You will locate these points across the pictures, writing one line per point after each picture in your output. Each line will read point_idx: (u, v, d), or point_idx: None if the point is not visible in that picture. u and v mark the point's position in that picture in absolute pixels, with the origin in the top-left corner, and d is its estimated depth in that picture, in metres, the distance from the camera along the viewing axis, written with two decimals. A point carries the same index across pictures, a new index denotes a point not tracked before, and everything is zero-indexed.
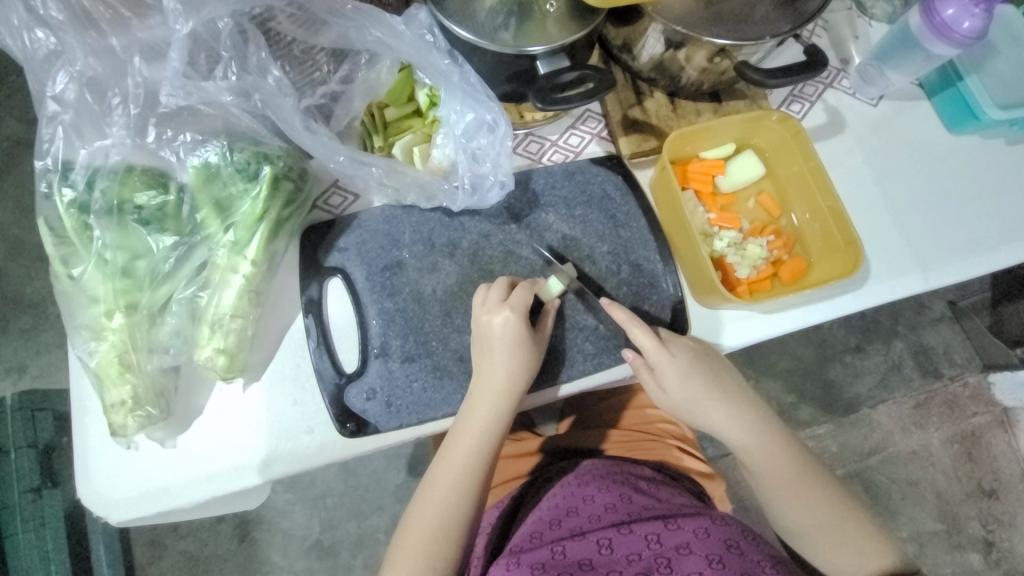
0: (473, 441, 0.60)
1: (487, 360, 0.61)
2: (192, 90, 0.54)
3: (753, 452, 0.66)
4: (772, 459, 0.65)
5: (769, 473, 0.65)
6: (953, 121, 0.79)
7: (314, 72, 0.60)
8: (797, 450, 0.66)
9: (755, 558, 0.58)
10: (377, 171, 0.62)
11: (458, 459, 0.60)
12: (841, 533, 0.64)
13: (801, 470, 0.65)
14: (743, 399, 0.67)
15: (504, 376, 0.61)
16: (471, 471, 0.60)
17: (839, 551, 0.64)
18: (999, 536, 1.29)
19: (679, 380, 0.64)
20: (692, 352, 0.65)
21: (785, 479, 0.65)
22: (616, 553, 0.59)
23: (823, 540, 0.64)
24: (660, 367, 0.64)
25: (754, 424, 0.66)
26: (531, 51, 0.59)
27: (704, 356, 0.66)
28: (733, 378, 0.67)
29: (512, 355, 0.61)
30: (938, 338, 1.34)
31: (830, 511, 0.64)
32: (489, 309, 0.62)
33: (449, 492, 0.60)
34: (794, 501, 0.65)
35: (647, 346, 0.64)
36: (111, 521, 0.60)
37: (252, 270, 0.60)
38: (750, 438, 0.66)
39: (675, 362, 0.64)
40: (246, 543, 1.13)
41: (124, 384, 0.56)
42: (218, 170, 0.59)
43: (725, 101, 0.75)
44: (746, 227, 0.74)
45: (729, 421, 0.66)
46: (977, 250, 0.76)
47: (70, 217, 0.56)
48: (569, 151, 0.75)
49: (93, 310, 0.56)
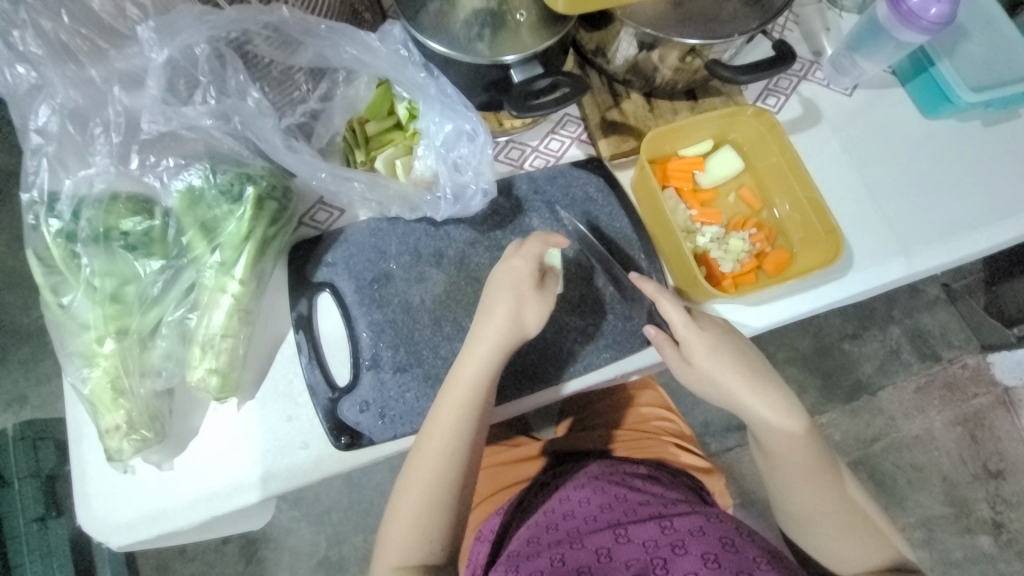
0: (423, 511, 0.59)
1: (435, 413, 0.60)
2: (173, 115, 0.55)
3: (773, 435, 0.64)
4: (787, 444, 0.64)
5: (784, 456, 0.65)
6: (928, 106, 0.80)
7: (294, 92, 0.62)
8: (816, 437, 0.65)
9: (751, 555, 0.58)
10: (359, 186, 0.63)
11: (408, 528, 0.58)
12: (844, 522, 0.64)
13: (815, 459, 0.65)
14: (767, 379, 0.66)
15: (450, 430, 0.59)
16: (425, 532, 0.58)
17: (840, 540, 0.64)
18: (1007, 517, 1.29)
19: (710, 353, 0.64)
20: (720, 329, 0.65)
21: (798, 464, 0.64)
22: (616, 560, 0.58)
23: (826, 529, 0.64)
24: (687, 338, 0.64)
25: (780, 407, 0.65)
26: (505, 60, 0.60)
27: (731, 335, 0.66)
28: (762, 361, 0.67)
29: (460, 405, 0.59)
30: (934, 321, 1.35)
31: (836, 499, 0.64)
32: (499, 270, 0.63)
33: (411, 523, 0.59)
34: (803, 487, 0.64)
35: (676, 321, 0.64)
36: (111, 546, 0.60)
37: (240, 289, 0.60)
38: (771, 422, 0.64)
39: (704, 337, 0.64)
40: (253, 563, 1.13)
41: (118, 409, 0.57)
42: (202, 193, 0.60)
43: (701, 99, 0.76)
44: (727, 221, 0.75)
45: (759, 399, 0.65)
46: (958, 234, 0.77)
47: (58, 247, 0.57)
48: (550, 155, 0.76)
49: (84, 337, 0.57)
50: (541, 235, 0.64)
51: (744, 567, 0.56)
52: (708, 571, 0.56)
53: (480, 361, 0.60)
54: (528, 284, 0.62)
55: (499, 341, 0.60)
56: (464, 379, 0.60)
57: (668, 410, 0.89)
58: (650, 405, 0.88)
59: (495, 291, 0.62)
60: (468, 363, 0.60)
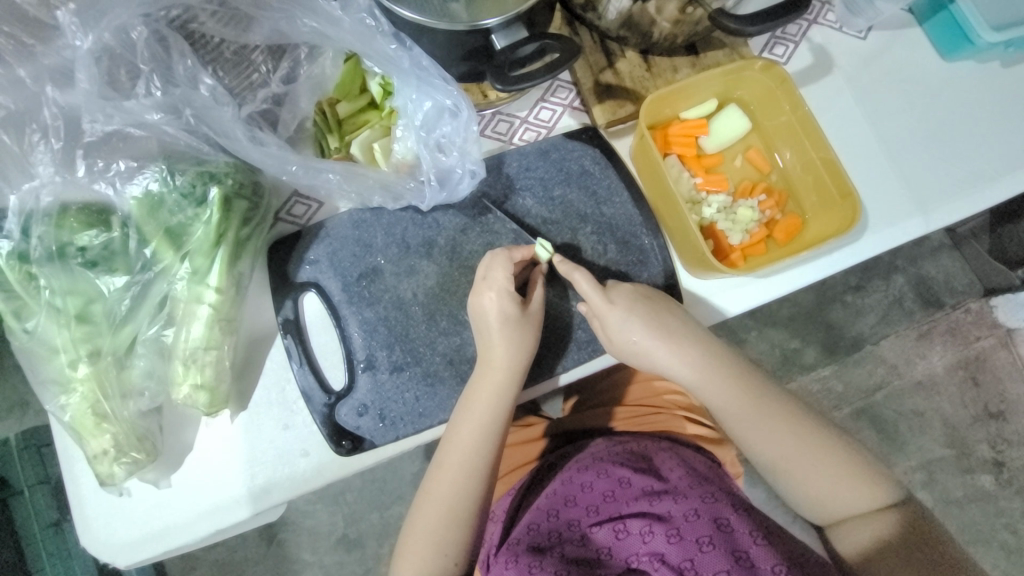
0: (444, 524, 0.58)
1: (456, 422, 0.60)
2: (115, 112, 0.49)
3: (707, 391, 0.62)
4: (720, 393, 0.62)
5: (732, 410, 0.62)
6: (946, 47, 0.73)
7: (252, 74, 0.55)
8: (753, 376, 0.63)
9: (745, 530, 0.58)
10: (334, 177, 0.58)
11: (424, 544, 0.58)
12: (823, 469, 0.61)
13: (763, 404, 0.62)
14: (690, 334, 0.62)
15: (472, 442, 0.59)
16: (440, 550, 0.58)
17: (820, 488, 0.61)
18: (1009, 456, 1.31)
19: (622, 330, 0.61)
20: (636, 297, 0.62)
21: (749, 415, 0.62)
22: (617, 558, 0.59)
23: (805, 479, 0.61)
24: (608, 314, 0.61)
25: (705, 359, 0.62)
26: (486, 24, 0.53)
27: (648, 298, 0.62)
28: (680, 317, 0.62)
29: (483, 425, 0.59)
30: (937, 267, 1.32)
31: (804, 445, 0.61)
32: (476, 289, 0.60)
33: (436, 534, 0.58)
34: (761, 435, 0.62)
35: (593, 297, 0.61)
36: (118, 565, 0.60)
37: (218, 297, 0.56)
38: (699, 375, 0.62)
39: (618, 309, 0.61)
40: (273, 545, 1.15)
41: (103, 434, 0.54)
42: (162, 198, 0.54)
43: (703, 53, 0.69)
44: (734, 188, 0.70)
45: (682, 357, 0.62)
46: (977, 185, 0.73)
47: (11, 269, 0.52)
48: (541, 127, 0.70)
49: (56, 363, 0.53)
50: (506, 251, 0.60)
51: (739, 548, 0.56)
52: (704, 556, 0.56)
53: (503, 378, 0.59)
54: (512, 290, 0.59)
55: (515, 344, 0.59)
56: (484, 397, 0.59)
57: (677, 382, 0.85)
58: (660, 380, 0.84)
59: (486, 311, 0.59)
60: (487, 380, 0.59)
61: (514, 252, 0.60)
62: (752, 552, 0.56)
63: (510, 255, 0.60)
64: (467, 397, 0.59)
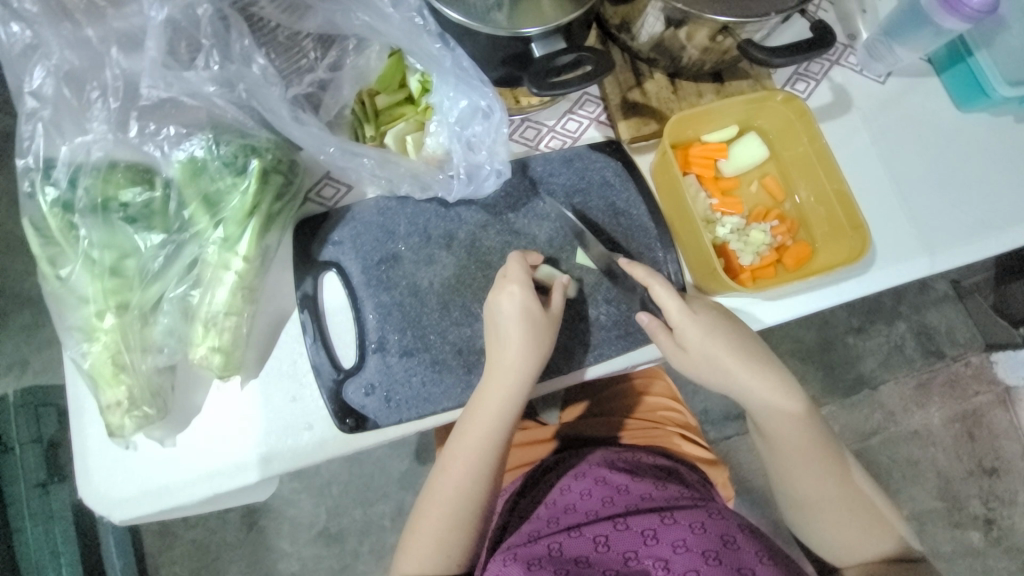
0: (444, 530, 0.59)
1: (464, 428, 0.60)
2: (173, 81, 0.52)
3: (776, 423, 0.62)
4: (789, 427, 0.62)
5: (788, 448, 0.63)
6: (962, 99, 0.76)
7: (301, 60, 0.58)
8: (818, 418, 0.64)
9: (751, 550, 0.58)
10: (369, 162, 0.60)
11: (430, 543, 0.59)
12: (849, 515, 0.63)
13: (820, 445, 0.63)
14: (768, 365, 0.63)
15: (478, 450, 0.60)
16: (443, 551, 0.59)
17: (844, 532, 0.63)
18: (1000, 515, 1.30)
19: (700, 344, 0.61)
20: (714, 314, 0.63)
21: (802, 453, 0.62)
22: (614, 550, 0.58)
23: (833, 520, 0.63)
24: (682, 327, 0.61)
25: (782, 395, 0.62)
26: (526, 32, 0.56)
27: (724, 321, 0.63)
28: (759, 345, 0.63)
29: (490, 429, 0.60)
30: (940, 317, 1.33)
31: (842, 489, 0.63)
32: (495, 289, 0.61)
33: (437, 539, 0.59)
34: (808, 474, 0.63)
35: (671, 307, 0.61)
36: (113, 520, 0.60)
37: (244, 266, 0.58)
38: (774, 406, 0.62)
39: (697, 321, 0.61)
40: (254, 530, 1.15)
41: (118, 385, 0.55)
42: (205, 164, 0.56)
43: (727, 81, 0.73)
44: (748, 211, 0.73)
45: (756, 387, 0.62)
46: (983, 232, 0.75)
47: (54, 217, 0.54)
48: (567, 136, 0.73)
49: (83, 311, 0.55)
50: (521, 256, 0.62)
51: (743, 564, 0.56)
52: (709, 568, 0.56)
53: (511, 387, 0.60)
54: (529, 298, 0.60)
55: (526, 352, 0.60)
56: (493, 403, 0.60)
57: (675, 400, 0.86)
58: (657, 396, 0.86)
59: (501, 316, 0.60)
60: (497, 387, 0.60)
61: (530, 257, 0.63)
62: (757, 569, 0.56)
63: (524, 260, 0.62)
64: (478, 402, 0.60)
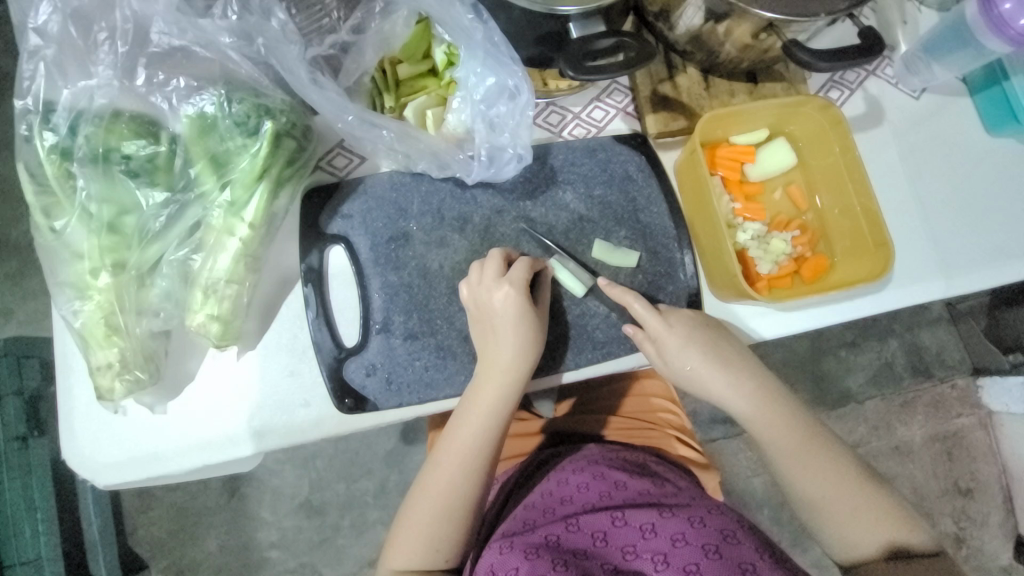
0: (435, 521, 0.58)
1: (456, 423, 0.60)
2: (187, 28, 0.49)
3: (758, 419, 0.62)
4: (773, 422, 0.62)
5: (775, 443, 0.62)
6: (992, 122, 0.75)
7: (322, 18, 0.55)
8: (802, 412, 0.64)
9: (751, 545, 0.57)
10: (388, 134, 0.57)
11: (420, 536, 0.58)
12: (851, 506, 0.60)
13: (806, 435, 0.62)
14: (746, 365, 0.63)
15: (469, 443, 0.59)
16: (433, 544, 0.58)
17: (846, 524, 0.60)
18: (970, 534, 1.32)
19: (677, 353, 0.62)
20: (705, 332, 0.63)
21: (789, 446, 0.62)
22: (612, 545, 0.57)
23: (836, 513, 0.60)
24: (675, 343, 0.62)
25: (761, 396, 0.63)
26: (563, 11, 0.52)
27: (715, 335, 0.63)
28: (740, 350, 0.63)
29: (483, 423, 0.59)
30: (932, 338, 1.34)
31: (839, 478, 0.61)
32: (486, 286, 0.59)
33: (427, 533, 0.58)
34: (801, 464, 0.61)
35: (651, 321, 0.62)
36: (97, 484, 0.58)
37: (249, 233, 0.56)
38: (754, 402, 0.63)
39: (675, 332, 0.62)
40: (236, 497, 1.14)
41: (110, 347, 0.53)
42: (214, 122, 0.53)
43: (762, 82, 0.70)
44: (770, 219, 0.71)
45: (734, 388, 0.63)
46: (1000, 260, 0.74)
47: (52, 163, 0.51)
48: (591, 125, 0.70)
49: (77, 267, 0.53)
50: (529, 261, 0.61)
51: (745, 560, 0.55)
52: (708, 562, 0.54)
53: (504, 382, 0.59)
54: (521, 293, 0.59)
55: (519, 347, 0.59)
56: (484, 398, 0.59)
57: (674, 401, 0.86)
58: (659, 397, 0.85)
59: (495, 311, 0.59)
60: (489, 381, 0.59)
61: (534, 262, 0.62)
62: (758, 564, 0.55)
63: (532, 264, 0.61)
64: (469, 397, 0.59)
